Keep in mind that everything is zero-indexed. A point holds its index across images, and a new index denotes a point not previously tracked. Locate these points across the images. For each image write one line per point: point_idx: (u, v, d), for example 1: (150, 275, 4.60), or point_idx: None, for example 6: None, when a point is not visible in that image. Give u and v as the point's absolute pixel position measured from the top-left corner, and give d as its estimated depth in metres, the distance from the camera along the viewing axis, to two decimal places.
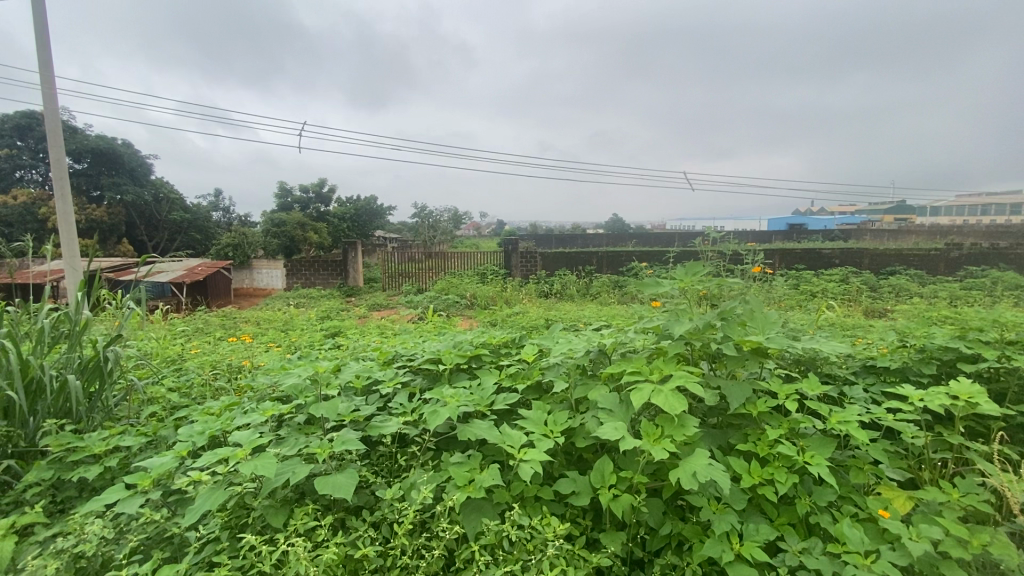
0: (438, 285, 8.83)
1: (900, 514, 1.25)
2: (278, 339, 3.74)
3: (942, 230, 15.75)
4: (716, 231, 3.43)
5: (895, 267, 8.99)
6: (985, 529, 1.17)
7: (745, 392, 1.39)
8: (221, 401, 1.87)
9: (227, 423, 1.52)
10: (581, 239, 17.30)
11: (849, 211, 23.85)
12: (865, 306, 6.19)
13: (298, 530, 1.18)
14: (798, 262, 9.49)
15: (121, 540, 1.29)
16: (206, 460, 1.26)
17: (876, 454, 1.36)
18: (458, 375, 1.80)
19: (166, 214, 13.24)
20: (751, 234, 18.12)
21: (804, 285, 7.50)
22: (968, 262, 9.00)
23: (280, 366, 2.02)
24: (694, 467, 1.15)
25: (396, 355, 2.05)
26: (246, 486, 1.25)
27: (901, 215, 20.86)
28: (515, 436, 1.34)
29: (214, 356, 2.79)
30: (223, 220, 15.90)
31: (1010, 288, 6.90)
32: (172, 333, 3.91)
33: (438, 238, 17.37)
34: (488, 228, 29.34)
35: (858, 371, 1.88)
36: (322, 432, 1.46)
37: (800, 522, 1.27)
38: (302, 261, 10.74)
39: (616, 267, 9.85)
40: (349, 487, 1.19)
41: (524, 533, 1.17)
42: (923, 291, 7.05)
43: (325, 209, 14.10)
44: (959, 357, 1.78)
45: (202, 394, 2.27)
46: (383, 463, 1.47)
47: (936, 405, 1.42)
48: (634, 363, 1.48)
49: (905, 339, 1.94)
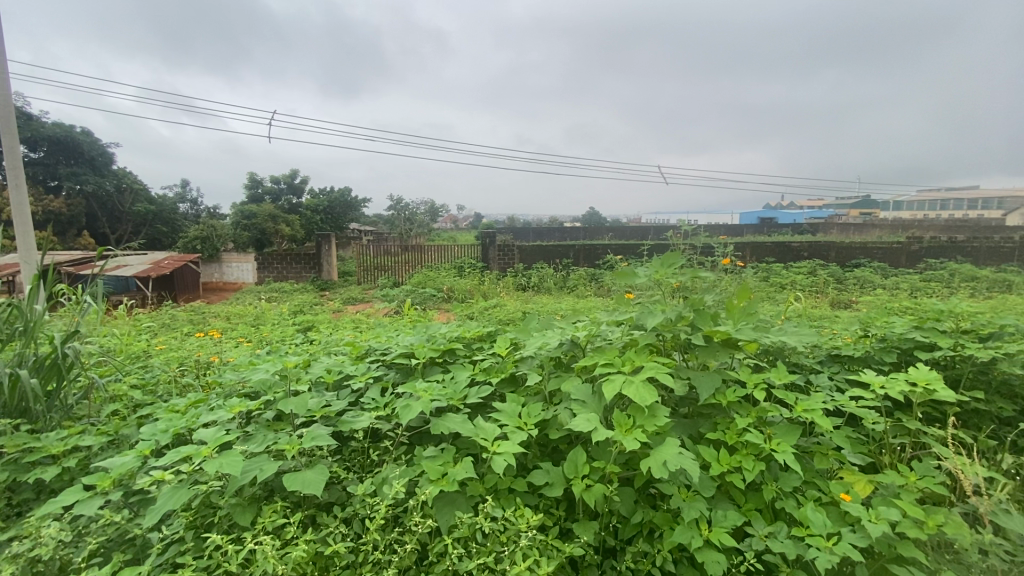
0: (415, 278, 8.73)
1: (861, 497, 1.29)
2: (248, 334, 3.64)
3: (904, 224, 16.34)
4: (688, 225, 3.49)
5: (860, 260, 9.30)
6: (939, 510, 1.23)
7: (715, 382, 1.42)
8: (186, 398, 1.81)
9: (192, 421, 1.47)
10: (558, 233, 17.37)
11: (817, 206, 24.56)
12: (833, 298, 6.38)
13: (266, 528, 1.15)
14: (768, 255, 9.72)
15: (79, 542, 1.23)
16: (169, 458, 1.22)
17: (839, 440, 1.41)
18: (432, 369, 1.78)
19: (130, 205, 12.73)
20: (723, 228, 18.44)
21: (774, 277, 7.69)
22: (928, 255, 9.36)
23: (248, 362, 1.97)
24: (665, 456, 1.17)
25: (369, 350, 2.02)
26: (211, 485, 1.22)
27: (865, 210, 21.58)
28: (488, 429, 1.33)
29: (182, 352, 2.71)
30: (190, 211, 15.37)
31: (966, 280, 7.21)
32: (136, 329, 3.77)
33: (414, 232, 17.19)
34: (465, 221, 29.19)
35: (824, 360, 1.93)
36: (292, 428, 1.43)
37: (766, 508, 1.29)
38: (274, 254, 10.53)
39: (592, 260, 9.93)
40: (319, 484, 1.16)
41: (498, 525, 1.17)
42: (886, 282, 7.31)
43: (297, 202, 13.79)
44: (917, 345, 1.86)
45: (168, 391, 2.20)
46: (354, 458, 1.45)
47: (895, 392, 1.47)
48: (607, 355, 1.49)
49: (867, 329, 2.01)
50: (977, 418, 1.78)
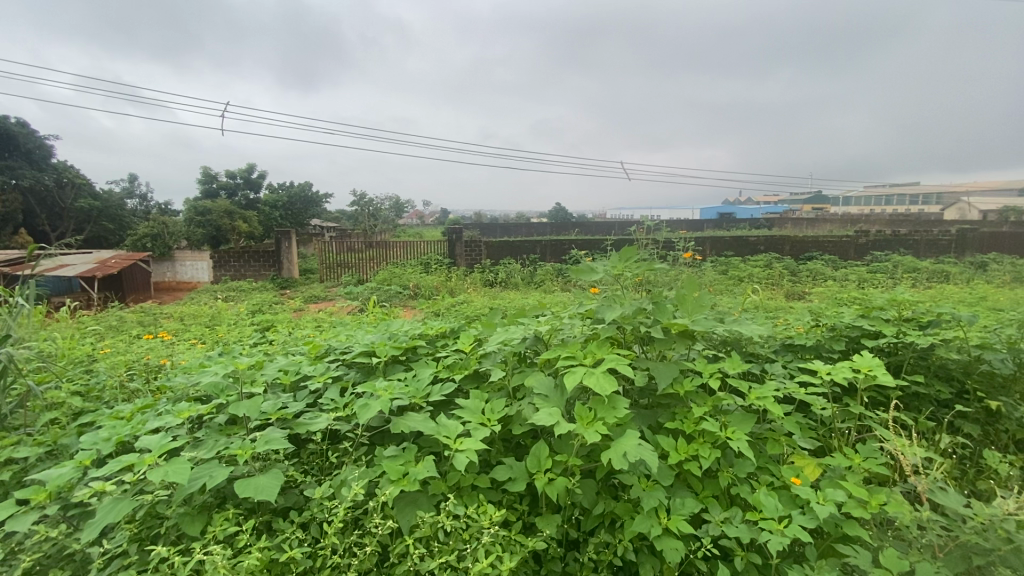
0: (380, 275, 8.57)
1: (811, 480, 1.34)
2: (202, 334, 3.50)
3: (853, 219, 17.15)
4: (650, 221, 3.56)
5: (812, 253, 9.71)
6: (881, 490, 1.29)
7: (673, 372, 1.45)
8: (133, 403, 1.72)
9: (138, 427, 1.40)
10: (525, 228, 17.44)
11: (773, 201, 25.54)
12: (788, 289, 6.65)
13: (216, 537, 1.10)
14: (728, 249, 10.03)
15: (11, 561, 1.14)
16: (110, 468, 1.15)
17: (790, 426, 1.46)
18: (394, 367, 1.76)
19: (72, 201, 11.99)
20: (685, 224, 18.92)
21: (733, 270, 7.95)
22: (874, 248, 9.86)
23: (199, 364, 1.89)
24: (625, 447, 1.18)
25: (329, 349, 1.97)
26: (158, 494, 1.16)
27: (817, 205, 22.55)
28: (451, 426, 1.32)
29: (130, 356, 2.56)
30: (139, 208, 14.57)
31: (909, 271, 7.62)
32: (80, 332, 3.56)
33: (379, 228, 16.91)
34: (431, 217, 28.94)
35: (778, 349, 2.01)
36: (246, 432, 1.38)
37: (722, 494, 1.33)
38: (231, 251, 10.17)
39: (559, 255, 10.00)
40: (273, 488, 1.13)
41: (460, 522, 1.16)
42: (836, 274, 7.66)
43: (255, 197, 13.35)
44: (863, 334, 1.96)
45: (114, 397, 2.08)
46: (313, 460, 1.41)
47: (841, 378, 1.54)
48: (569, 349, 1.50)
49: (818, 319, 2.10)
50: (917, 401, 1.88)
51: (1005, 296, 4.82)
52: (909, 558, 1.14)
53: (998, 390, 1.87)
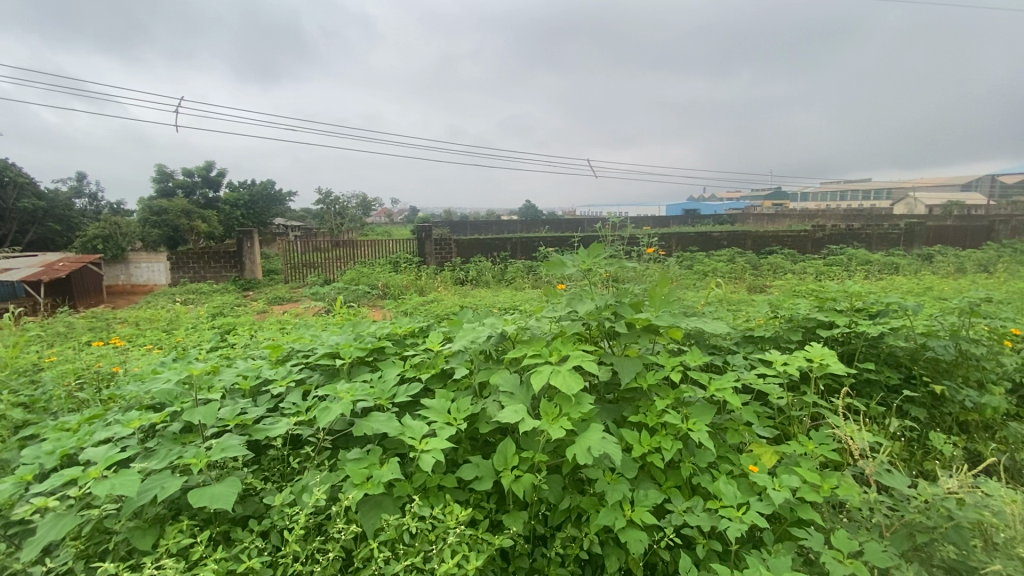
0: (348, 275, 8.40)
1: (768, 467, 1.39)
2: (158, 339, 3.36)
3: (810, 215, 17.83)
4: (617, 217, 3.61)
5: (772, 248, 10.05)
6: (833, 474, 1.35)
7: (636, 366, 1.48)
8: (81, 413, 1.64)
9: (84, 439, 1.33)
10: (496, 226, 17.47)
11: (735, 197, 26.32)
12: (750, 283, 6.85)
13: (169, 550, 1.06)
14: (692, 245, 10.28)
15: None
16: (51, 484, 1.09)
17: (749, 416, 1.50)
18: (359, 369, 1.72)
19: (14, 201, 11.33)
20: (651, 219, 19.36)
21: (698, 265, 8.14)
22: (830, 242, 10.27)
23: (152, 371, 1.81)
24: (589, 442, 1.19)
25: (291, 351, 1.91)
26: (106, 508, 1.10)
27: (777, 201, 23.35)
28: (416, 427, 1.30)
29: (79, 363, 2.43)
30: (89, 208, 13.86)
31: (862, 264, 7.98)
32: (25, 339, 3.36)
33: (346, 227, 16.61)
34: (400, 215, 28.61)
35: (739, 341, 2.07)
36: (202, 440, 1.33)
37: (685, 484, 1.36)
38: (190, 252, 9.75)
39: (529, 253, 10.06)
40: (230, 497, 1.09)
41: (426, 524, 1.15)
42: (795, 268, 7.96)
43: (214, 196, 12.87)
44: (818, 324, 2.04)
45: (61, 407, 1.96)
46: (274, 467, 1.37)
47: (796, 368, 1.60)
48: (535, 347, 1.51)
49: (776, 311, 2.17)
50: (869, 386, 1.97)
51: (949, 285, 5.10)
52: (859, 539, 1.20)
53: (942, 374, 1.98)
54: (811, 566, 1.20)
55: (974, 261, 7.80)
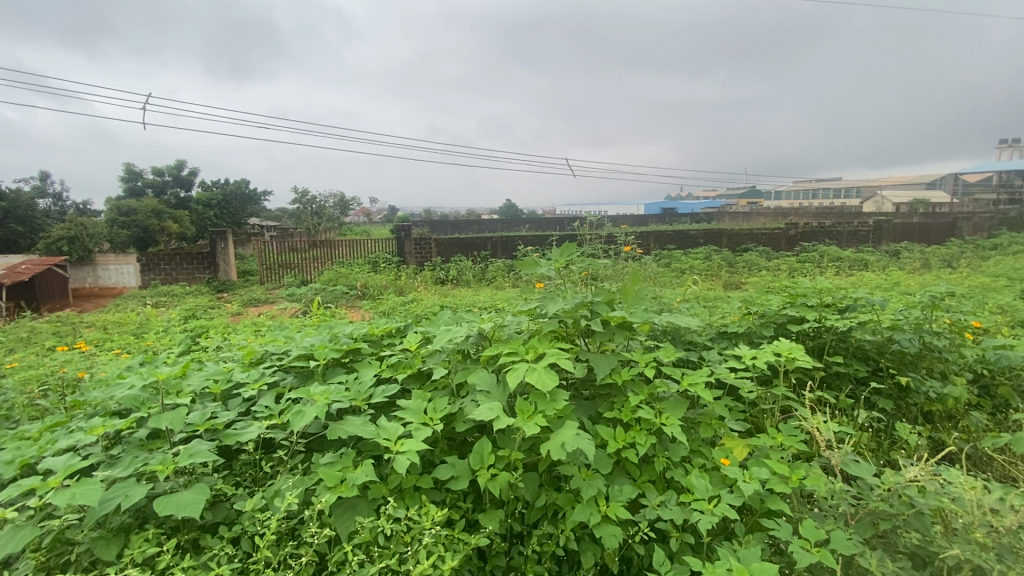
0: (326, 275, 8.27)
1: (739, 460, 1.42)
2: (127, 344, 3.25)
3: (784, 213, 18.22)
4: (594, 215, 3.64)
5: (748, 245, 10.23)
6: (802, 465, 1.39)
7: (611, 362, 1.49)
8: (43, 421, 1.58)
9: (45, 447, 1.28)
10: (476, 225, 17.42)
11: (712, 196, 26.73)
12: (726, 280, 6.96)
13: (134, 559, 1.04)
14: (670, 243, 10.41)
15: None
16: (7, 494, 1.05)
17: (721, 410, 1.53)
18: (334, 370, 1.70)
19: None
20: (630, 218, 19.53)
21: (676, 263, 8.24)
22: (803, 239, 10.50)
23: (118, 376, 1.76)
24: (564, 439, 1.20)
25: (265, 354, 1.88)
26: (67, 519, 1.07)
27: (753, 199, 23.80)
28: (392, 427, 1.29)
29: (43, 369, 2.34)
30: (53, 208, 13.36)
31: (834, 260, 8.18)
32: None
33: (323, 227, 16.36)
34: (379, 215, 28.30)
35: (714, 337, 2.11)
36: (170, 445, 1.30)
37: (658, 478, 1.38)
38: (161, 254, 9.49)
39: (509, 252, 10.05)
40: (198, 504, 1.07)
41: (401, 525, 1.14)
42: (770, 265, 8.12)
43: (186, 195, 12.52)
44: (790, 319, 2.08)
45: (21, 416, 1.89)
46: (246, 472, 1.35)
47: (767, 362, 1.63)
48: (511, 345, 1.51)
49: (749, 308, 2.22)
50: (838, 379, 2.03)
51: (916, 281, 5.26)
52: (825, 527, 1.23)
53: (907, 367, 2.05)
54: (780, 556, 1.23)
55: (939, 257, 8.06)
